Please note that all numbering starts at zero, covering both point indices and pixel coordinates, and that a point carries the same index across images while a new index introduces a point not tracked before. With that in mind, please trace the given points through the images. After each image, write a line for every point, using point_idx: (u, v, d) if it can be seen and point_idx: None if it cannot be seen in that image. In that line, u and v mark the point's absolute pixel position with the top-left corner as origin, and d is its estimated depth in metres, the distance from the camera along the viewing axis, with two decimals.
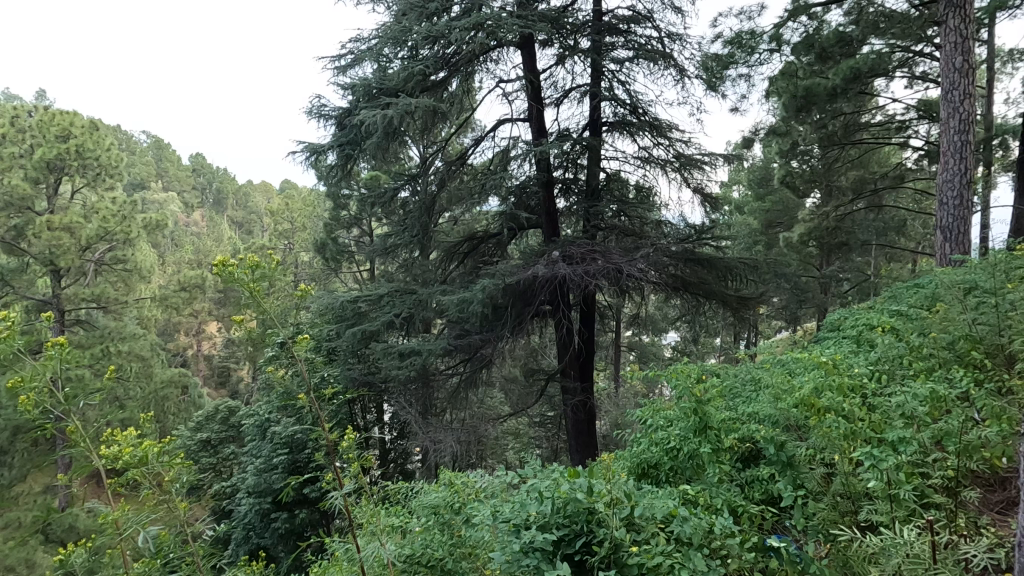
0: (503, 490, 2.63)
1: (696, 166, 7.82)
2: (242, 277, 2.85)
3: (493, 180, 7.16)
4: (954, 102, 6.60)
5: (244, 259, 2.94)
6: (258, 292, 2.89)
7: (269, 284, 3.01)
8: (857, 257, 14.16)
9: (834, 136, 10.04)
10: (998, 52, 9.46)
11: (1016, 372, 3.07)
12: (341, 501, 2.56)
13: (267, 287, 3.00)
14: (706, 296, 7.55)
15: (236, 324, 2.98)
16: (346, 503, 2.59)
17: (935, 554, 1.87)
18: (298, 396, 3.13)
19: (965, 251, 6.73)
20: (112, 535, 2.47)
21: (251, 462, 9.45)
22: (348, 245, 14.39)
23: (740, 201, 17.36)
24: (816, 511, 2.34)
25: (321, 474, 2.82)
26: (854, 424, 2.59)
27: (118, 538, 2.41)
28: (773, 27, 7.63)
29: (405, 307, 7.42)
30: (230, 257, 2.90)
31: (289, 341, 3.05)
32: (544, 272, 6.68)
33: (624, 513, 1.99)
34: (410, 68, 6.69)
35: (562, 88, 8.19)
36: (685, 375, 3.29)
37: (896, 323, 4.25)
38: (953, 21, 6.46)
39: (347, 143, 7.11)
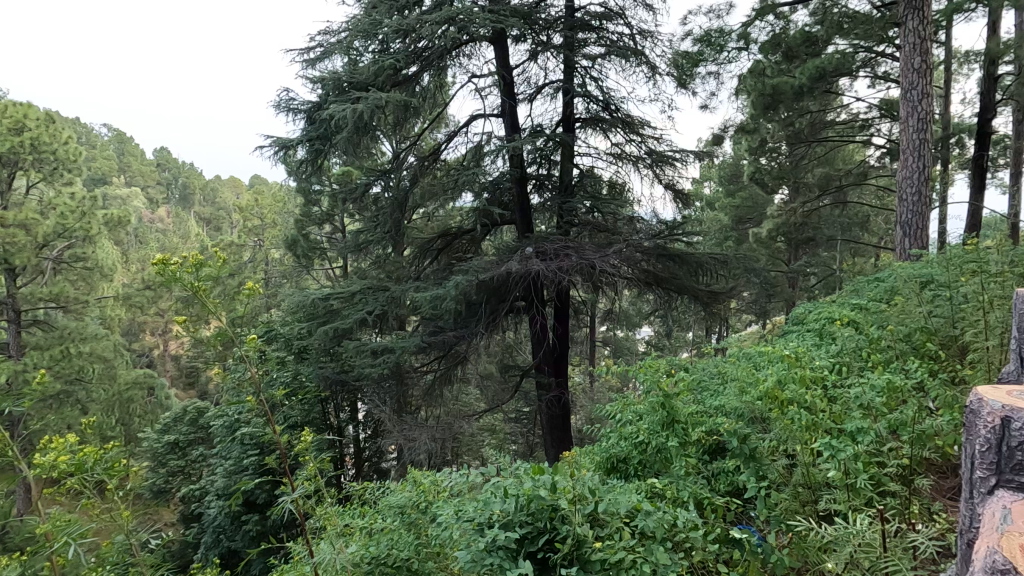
0: (470, 489, 2.61)
1: (667, 163, 7.92)
2: (185, 275, 2.75)
3: (466, 175, 7.11)
4: (913, 102, 6.80)
5: (187, 257, 2.84)
6: (203, 293, 2.76)
7: (216, 285, 2.89)
8: (823, 253, 14.53)
9: (801, 134, 10.41)
10: (955, 54, 9.78)
11: (968, 363, 3.20)
12: (299, 504, 2.50)
13: (214, 288, 2.87)
14: (678, 291, 7.64)
15: (184, 325, 2.84)
16: (303, 506, 2.52)
17: (885, 541, 1.92)
18: (248, 396, 3.08)
19: (924, 246, 6.97)
20: (49, 546, 2.34)
21: (220, 464, 9.25)
22: (320, 242, 14.11)
23: (711, 197, 17.62)
24: (778, 501, 2.39)
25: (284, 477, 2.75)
26: (815, 416, 2.66)
27: (51, 550, 2.26)
28: (742, 25, 7.68)
29: (377, 305, 7.32)
30: (172, 255, 2.77)
31: (240, 344, 2.89)
32: (517, 268, 6.67)
33: (587, 510, 1.97)
34: (380, 61, 6.57)
35: (536, 84, 8.18)
36: (653, 370, 3.31)
37: (858, 316, 4.38)
38: (912, 23, 6.65)
39: (316, 138, 6.94)
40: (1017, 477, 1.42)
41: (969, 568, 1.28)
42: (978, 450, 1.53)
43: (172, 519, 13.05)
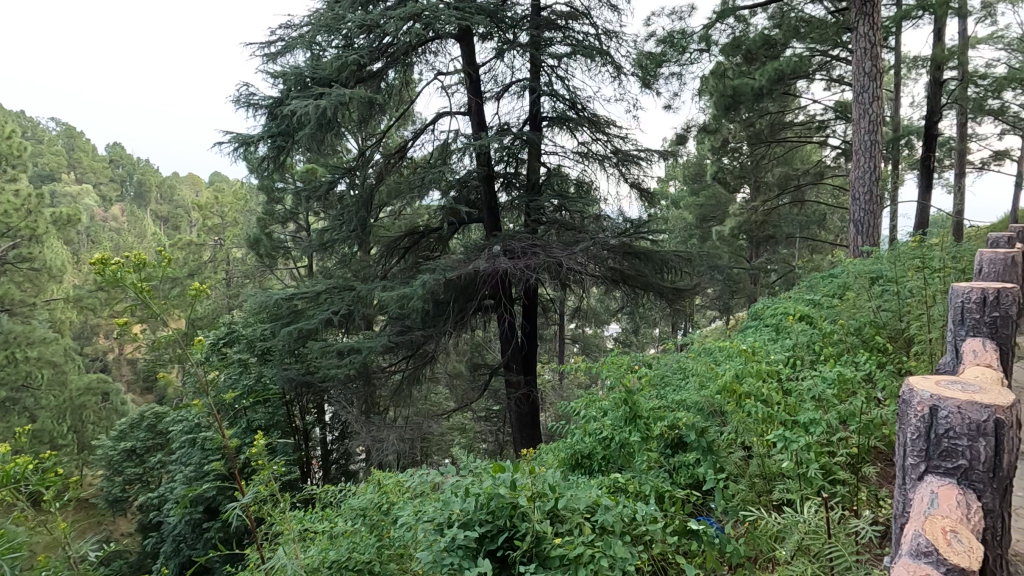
0: (432, 489, 2.58)
1: (633, 162, 8.06)
2: (129, 276, 2.62)
3: (433, 173, 7.06)
4: (865, 104, 7.07)
5: (129, 257, 2.69)
6: (145, 294, 2.64)
7: (158, 286, 2.76)
8: (782, 250, 15.02)
9: (761, 134, 10.72)
10: (903, 59, 10.23)
11: (912, 356, 3.38)
12: (251, 509, 2.43)
13: (156, 289, 2.75)
14: (644, 288, 7.77)
15: (122, 326, 2.69)
16: (254, 512, 2.44)
17: (829, 528, 1.98)
18: (195, 399, 2.96)
19: (875, 242, 7.30)
20: None
21: (179, 470, 8.94)
22: (284, 241, 13.77)
23: (676, 196, 17.96)
24: (736, 492, 2.45)
25: (236, 485, 2.66)
26: (771, 408, 2.75)
27: None
28: (703, 27, 7.79)
29: (343, 305, 7.19)
30: (111, 255, 2.64)
31: (185, 347, 2.78)
32: (485, 266, 6.69)
33: (547, 507, 1.98)
34: (344, 57, 6.46)
35: (503, 82, 8.16)
36: (616, 366, 3.36)
37: (813, 309, 4.56)
38: (863, 28, 6.90)
39: (279, 135, 6.76)
40: (946, 464, 1.47)
41: (898, 552, 1.33)
42: (909, 438, 1.53)
43: (129, 529, 12.53)
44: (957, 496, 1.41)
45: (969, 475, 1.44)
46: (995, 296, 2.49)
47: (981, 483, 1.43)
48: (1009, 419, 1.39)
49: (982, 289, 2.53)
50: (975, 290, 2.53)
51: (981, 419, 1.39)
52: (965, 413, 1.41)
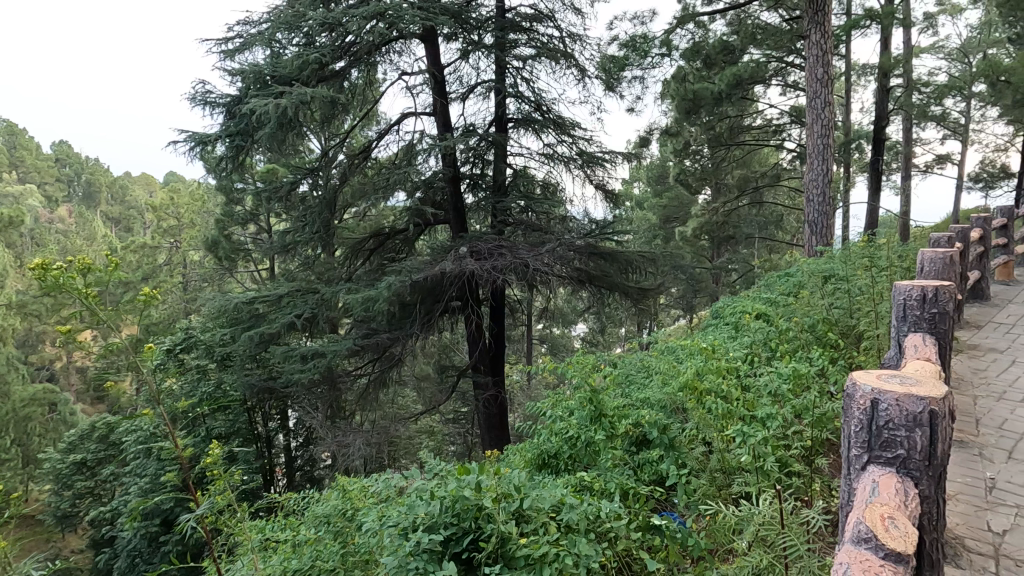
0: (398, 494, 2.55)
1: (598, 164, 8.17)
2: (73, 281, 2.50)
3: (398, 174, 6.99)
4: (818, 109, 7.33)
5: (73, 261, 2.57)
6: (91, 299, 2.53)
7: (105, 291, 2.65)
8: (742, 250, 15.47)
9: (721, 137, 11.02)
10: (853, 66, 10.67)
11: (863, 351, 3.53)
12: (203, 522, 2.34)
13: (103, 295, 2.63)
14: (610, 288, 7.87)
15: (66, 334, 2.56)
16: (208, 524, 2.36)
17: (783, 519, 2.05)
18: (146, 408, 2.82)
19: (829, 242, 7.60)
20: None
21: (134, 482, 8.58)
22: (244, 243, 13.38)
23: (640, 197, 18.27)
24: (697, 487, 2.51)
25: (190, 496, 2.57)
26: (730, 404, 2.83)
27: None
28: (664, 32, 7.95)
29: (307, 308, 7.04)
30: (53, 259, 2.51)
31: (134, 354, 2.67)
32: (452, 268, 6.66)
33: (512, 507, 1.99)
34: (305, 55, 6.33)
35: (468, 82, 8.13)
36: (581, 366, 3.40)
37: (769, 307, 4.71)
38: (815, 36, 7.15)
39: (237, 134, 6.57)
40: (886, 454, 1.54)
41: (842, 540, 1.39)
42: (852, 430, 1.59)
43: (79, 546, 11.95)
44: (895, 484, 1.48)
45: (907, 464, 1.51)
46: (934, 293, 2.60)
47: (917, 471, 1.51)
48: (941, 410, 1.47)
49: (922, 286, 2.64)
50: (915, 287, 2.65)
51: (917, 410, 1.46)
52: (903, 406, 1.47)
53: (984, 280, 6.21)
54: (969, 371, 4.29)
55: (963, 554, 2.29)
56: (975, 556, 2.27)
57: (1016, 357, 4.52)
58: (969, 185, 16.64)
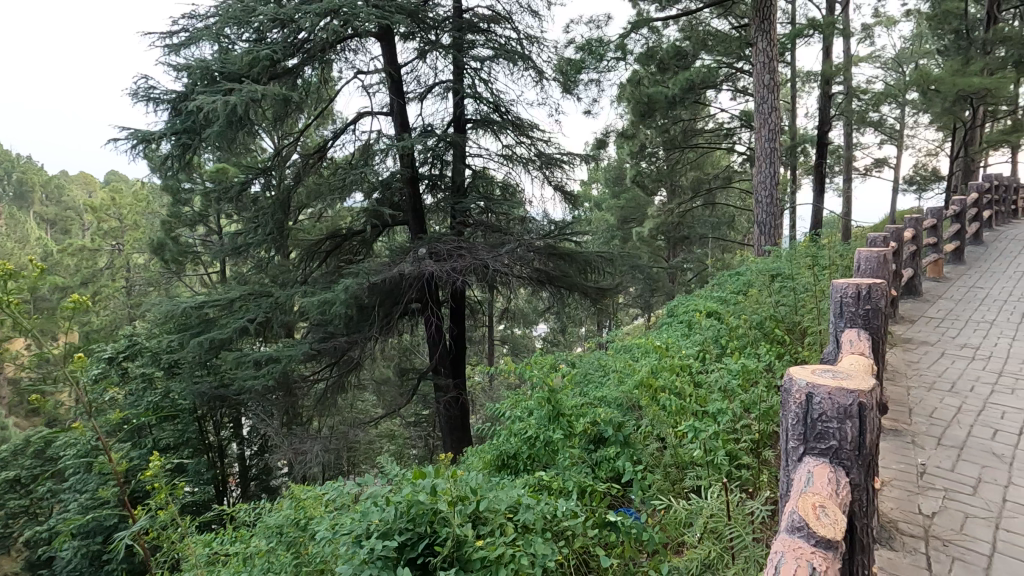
0: (353, 501, 2.51)
1: (556, 165, 8.24)
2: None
3: (354, 174, 6.85)
4: (765, 114, 7.62)
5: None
6: (15, 307, 2.38)
7: (30, 299, 2.50)
8: (696, 250, 15.91)
9: (675, 140, 11.31)
10: (798, 74, 11.16)
11: (807, 346, 3.70)
12: (137, 539, 2.27)
13: (28, 302, 2.49)
14: (569, 289, 7.96)
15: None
16: (144, 541, 2.28)
17: (730, 510, 2.12)
18: (75, 422, 3.06)
19: (776, 241, 7.93)
20: None
21: (73, 499, 8.09)
22: (192, 245, 12.84)
23: (598, 198, 18.53)
24: (653, 482, 2.56)
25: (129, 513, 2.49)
26: (683, 400, 2.93)
27: None
28: (619, 36, 8.09)
29: (260, 312, 6.83)
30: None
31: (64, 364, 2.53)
32: (411, 269, 6.59)
33: (468, 509, 1.98)
34: (256, 51, 6.13)
35: (425, 83, 8.06)
36: (539, 366, 3.42)
37: (720, 305, 4.87)
38: (762, 44, 7.41)
39: (183, 132, 6.30)
40: (820, 445, 1.61)
41: (778, 528, 1.46)
42: (790, 423, 1.66)
43: (12, 571, 11.16)
44: (828, 474, 1.55)
45: (839, 455, 1.58)
46: (867, 291, 2.75)
47: (849, 461, 1.58)
48: (869, 402, 1.55)
49: (857, 284, 2.78)
50: (851, 285, 2.79)
51: (848, 403, 1.53)
52: (835, 399, 1.55)
53: (917, 277, 6.60)
54: (903, 363, 4.56)
55: (896, 536, 2.43)
56: (907, 539, 2.41)
57: (944, 349, 4.82)
58: (903, 187, 17.66)
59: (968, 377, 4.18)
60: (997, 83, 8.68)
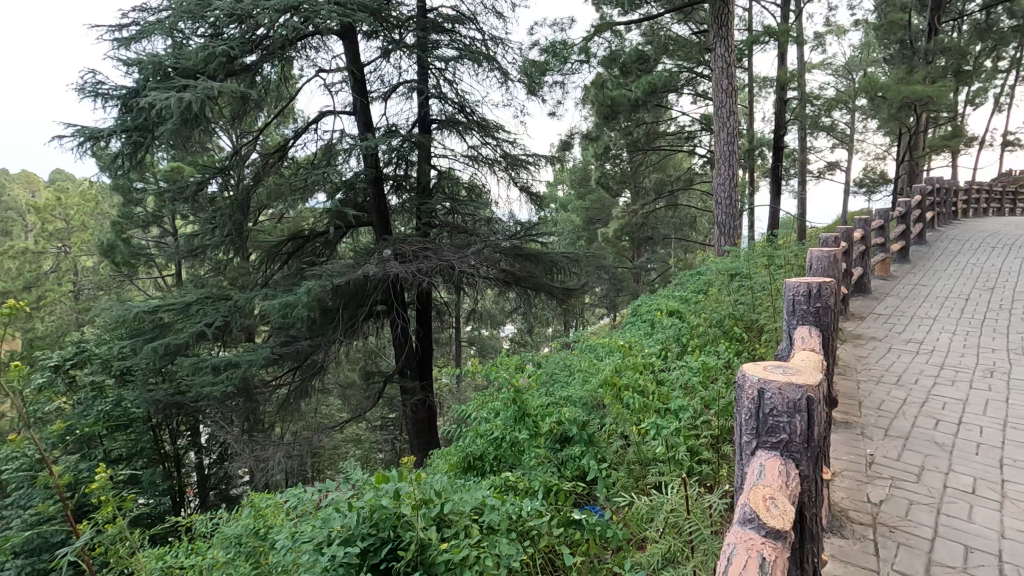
0: (314, 507, 2.46)
1: (522, 166, 8.28)
2: None
3: (316, 175, 6.71)
4: (724, 118, 7.83)
5: None
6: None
7: None
8: (659, 250, 16.20)
9: (638, 142, 11.51)
10: (755, 79, 11.51)
11: (764, 343, 3.82)
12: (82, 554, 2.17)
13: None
14: (536, 289, 8.01)
15: None
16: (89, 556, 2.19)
17: (688, 505, 2.17)
18: (11, 434, 2.81)
19: (735, 241, 8.17)
20: None
21: (16, 515, 7.66)
22: (145, 247, 12.35)
23: (564, 199, 18.71)
24: (616, 479, 2.60)
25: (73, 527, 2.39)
26: (646, 398, 2.99)
27: None
28: (583, 39, 8.17)
29: (218, 316, 6.61)
30: None
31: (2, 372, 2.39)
32: (375, 271, 6.51)
33: (432, 513, 1.97)
34: (211, 47, 5.94)
35: (389, 82, 7.97)
36: (505, 367, 3.42)
37: (681, 304, 4.98)
38: (720, 50, 7.60)
39: (134, 129, 6.04)
40: (771, 438, 1.67)
41: (732, 520, 1.50)
42: (742, 418, 1.71)
43: None
44: (779, 466, 1.61)
45: (789, 447, 1.64)
46: (817, 289, 2.85)
47: (799, 453, 1.63)
48: (817, 396, 1.61)
49: (808, 283, 2.89)
50: (802, 284, 2.89)
51: (796, 397, 1.59)
52: (784, 393, 1.60)
53: (866, 276, 6.90)
54: (854, 358, 4.76)
55: (847, 524, 2.54)
56: (857, 526, 2.52)
57: (892, 344, 5.06)
58: (854, 189, 18.47)
59: (913, 370, 4.40)
60: (939, 91, 9.15)
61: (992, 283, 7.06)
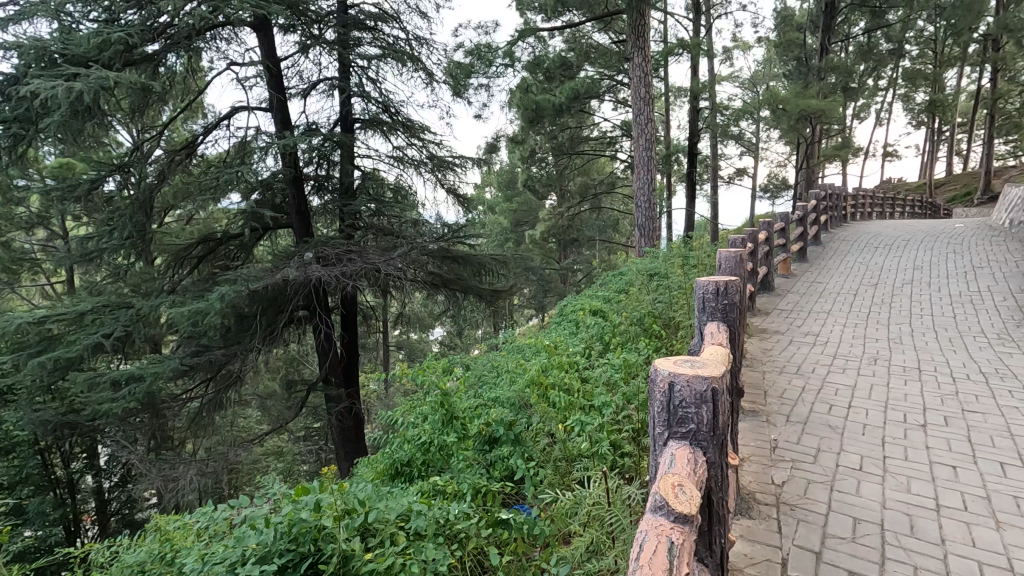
0: (229, 528, 2.32)
1: (448, 168, 8.22)
2: None
3: (229, 173, 6.31)
4: (642, 124, 8.17)
5: None
6: None
7: None
8: (584, 252, 16.67)
9: (563, 146, 11.78)
10: (670, 89, 12.12)
11: (680, 339, 4.03)
12: None
13: None
14: (464, 291, 8.00)
15: None
16: None
17: (608, 497, 2.25)
18: None
19: (654, 243, 8.56)
20: None
21: None
22: (28, 251, 11.12)
23: (491, 202, 18.79)
24: (543, 476, 2.63)
25: None
26: (571, 396, 3.08)
27: None
28: (507, 44, 8.25)
29: (118, 326, 6.07)
30: None
31: None
32: (296, 275, 6.23)
33: (355, 523, 1.93)
34: (107, 33, 5.46)
35: (308, 78, 7.66)
36: (432, 371, 3.39)
37: (604, 304, 5.14)
38: (638, 59, 7.92)
39: (14, 121, 5.38)
40: (682, 429, 1.76)
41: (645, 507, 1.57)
42: (655, 411, 1.80)
43: None
44: (688, 455, 1.70)
45: (697, 436, 1.73)
46: (725, 287, 3.04)
47: (706, 441, 1.74)
48: (721, 387, 1.72)
49: (716, 281, 3.07)
50: (711, 283, 3.07)
51: (702, 388, 1.69)
52: (692, 385, 1.70)
53: (770, 274, 7.45)
54: (761, 351, 5.12)
55: (754, 506, 2.73)
56: (762, 507, 2.72)
57: (793, 337, 5.49)
58: (760, 195, 19.90)
59: (811, 360, 4.79)
60: (830, 105, 10.04)
61: (876, 280, 7.82)
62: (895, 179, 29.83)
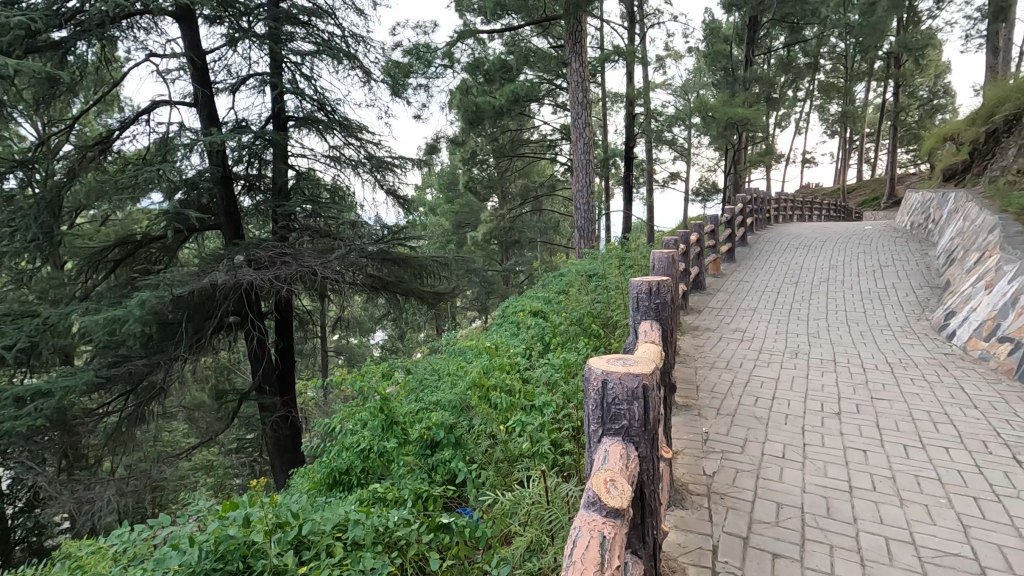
0: (150, 549, 2.18)
1: (387, 169, 8.06)
2: None
3: (150, 171, 5.92)
4: (580, 128, 8.33)
5: None
6: None
7: None
8: (526, 254, 16.81)
9: (504, 148, 11.85)
10: (607, 94, 12.44)
11: (618, 338, 4.14)
12: None
13: None
14: (405, 294, 7.88)
15: None
16: None
17: (548, 495, 2.27)
18: None
19: (593, 244, 8.75)
20: None
21: None
22: None
23: (432, 203, 18.63)
24: (485, 478, 2.63)
25: None
26: (512, 398, 3.09)
27: None
28: (446, 44, 8.21)
29: (21, 337, 5.56)
30: None
31: None
32: (225, 279, 5.93)
33: (288, 537, 1.86)
34: (5, 17, 5.00)
35: (236, 73, 7.31)
36: (372, 377, 3.30)
37: (545, 305, 5.21)
38: (575, 64, 8.07)
39: None
40: (615, 425, 1.81)
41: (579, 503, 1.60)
42: (590, 409, 1.84)
43: None
44: (621, 451, 1.75)
45: (630, 432, 1.79)
46: (657, 286, 3.15)
47: (638, 437, 1.79)
48: (651, 383, 1.78)
49: (649, 281, 3.17)
50: (645, 283, 3.17)
51: (634, 385, 1.74)
52: (624, 382, 1.75)
53: (701, 274, 7.78)
54: (693, 347, 5.35)
55: (686, 497, 2.84)
56: (694, 497, 2.84)
57: (723, 334, 5.76)
58: (692, 198, 20.78)
59: (739, 356, 5.04)
60: (754, 114, 10.62)
61: (797, 279, 8.33)
62: (814, 184, 31.93)
